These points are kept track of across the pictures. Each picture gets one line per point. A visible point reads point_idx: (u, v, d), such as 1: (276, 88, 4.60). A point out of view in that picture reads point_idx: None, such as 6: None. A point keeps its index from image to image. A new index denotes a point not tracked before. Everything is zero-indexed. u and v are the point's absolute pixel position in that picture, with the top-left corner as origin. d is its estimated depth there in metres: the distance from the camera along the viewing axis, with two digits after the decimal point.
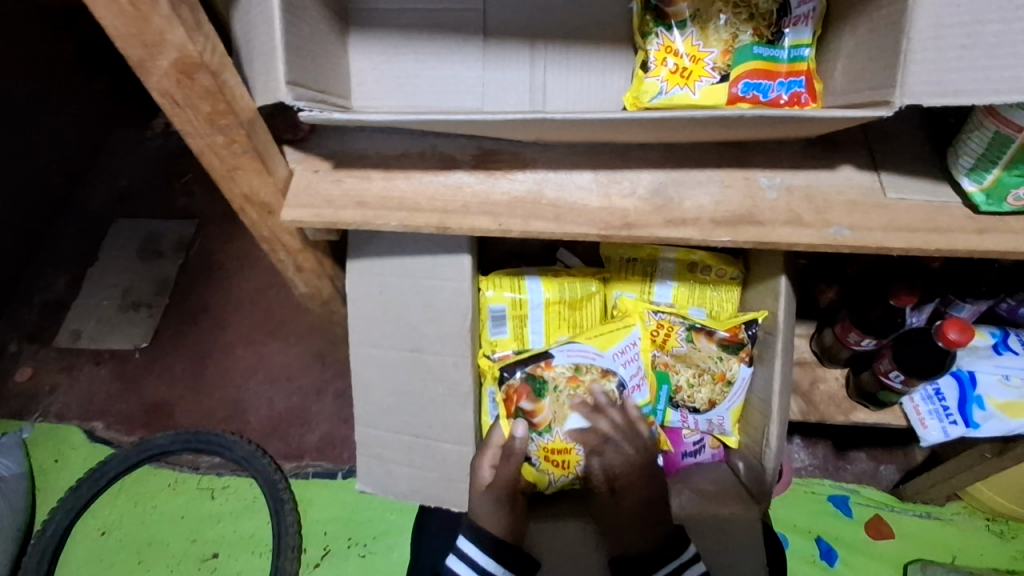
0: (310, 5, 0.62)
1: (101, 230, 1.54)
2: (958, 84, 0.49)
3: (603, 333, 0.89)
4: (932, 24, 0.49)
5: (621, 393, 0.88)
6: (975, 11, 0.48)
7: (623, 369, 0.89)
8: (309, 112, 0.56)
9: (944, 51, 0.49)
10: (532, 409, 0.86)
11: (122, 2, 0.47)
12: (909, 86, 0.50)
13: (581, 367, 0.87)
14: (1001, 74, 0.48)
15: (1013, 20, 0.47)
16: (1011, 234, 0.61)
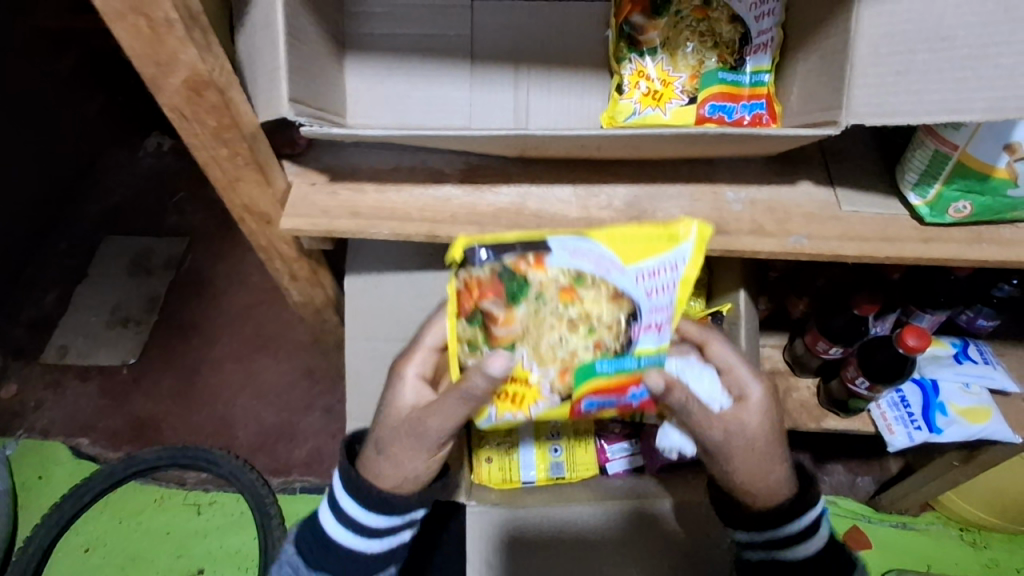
0: (310, 30, 0.67)
1: (91, 247, 1.56)
2: (896, 106, 0.55)
3: (638, 243, 0.61)
4: (870, 52, 0.55)
5: (631, 329, 0.59)
6: (907, 42, 0.54)
7: (647, 298, 0.60)
8: (309, 126, 0.61)
9: (882, 77, 0.55)
10: (500, 316, 0.59)
11: (140, 26, 0.52)
12: (853, 108, 0.56)
13: (585, 276, 0.59)
14: (931, 97, 0.54)
15: (939, 50, 0.53)
16: (955, 245, 0.66)
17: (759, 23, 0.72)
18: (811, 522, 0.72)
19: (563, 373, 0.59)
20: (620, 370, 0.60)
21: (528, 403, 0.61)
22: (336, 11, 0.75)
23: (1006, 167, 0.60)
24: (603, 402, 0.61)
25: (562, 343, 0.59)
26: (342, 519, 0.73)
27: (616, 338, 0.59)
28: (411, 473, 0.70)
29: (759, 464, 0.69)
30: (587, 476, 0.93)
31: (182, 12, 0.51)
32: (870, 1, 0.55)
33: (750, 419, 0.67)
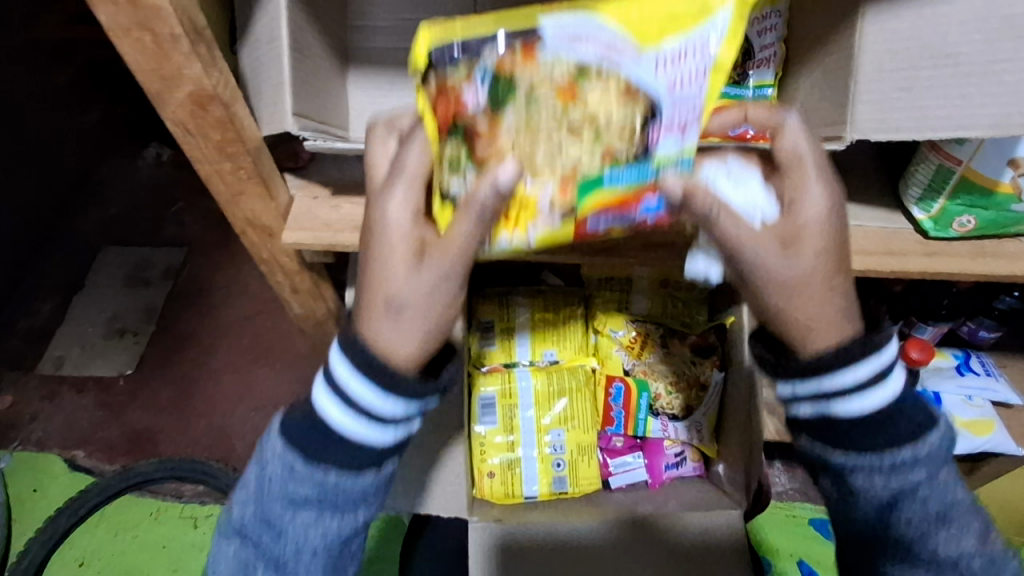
0: (314, 44, 0.68)
1: (88, 257, 1.55)
2: (900, 122, 0.55)
3: (654, 19, 0.47)
4: (874, 68, 0.55)
5: (647, 129, 0.48)
6: (911, 59, 0.54)
7: (669, 91, 0.47)
8: (314, 141, 0.62)
9: (886, 93, 0.55)
10: (483, 125, 0.48)
11: (145, 40, 0.51)
12: (858, 123, 0.56)
13: (587, 69, 0.47)
14: (935, 113, 0.55)
15: (942, 66, 0.54)
16: (959, 258, 0.66)
17: (761, 38, 0.71)
18: (884, 366, 0.53)
19: (566, 187, 0.48)
20: (635, 178, 0.49)
21: (527, 223, 0.49)
22: (339, 24, 0.75)
23: (1009, 182, 0.61)
24: (616, 221, 0.50)
25: (562, 150, 0.48)
26: (330, 387, 0.53)
27: (628, 145, 0.48)
28: (408, 338, 0.50)
29: (818, 278, 0.51)
30: (589, 490, 0.91)
31: (188, 27, 0.51)
32: (873, 18, 0.55)
33: (801, 214, 0.51)
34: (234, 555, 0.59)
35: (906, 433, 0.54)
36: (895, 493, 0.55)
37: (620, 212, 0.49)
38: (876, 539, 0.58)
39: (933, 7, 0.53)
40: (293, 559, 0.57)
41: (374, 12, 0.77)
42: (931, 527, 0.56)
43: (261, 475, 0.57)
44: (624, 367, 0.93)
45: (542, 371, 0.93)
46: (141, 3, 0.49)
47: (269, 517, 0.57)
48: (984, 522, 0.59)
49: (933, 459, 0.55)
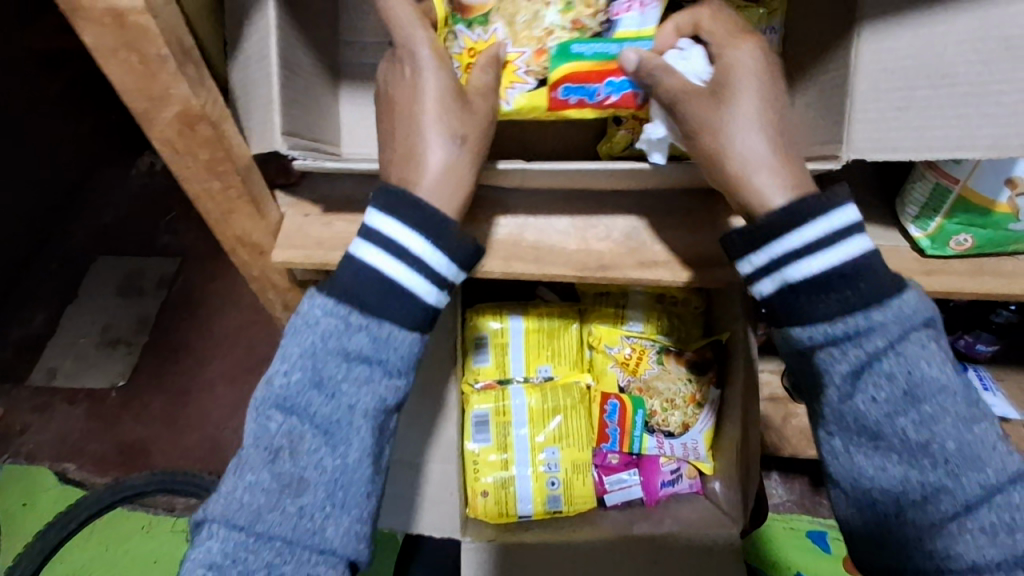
0: (304, 60, 0.67)
1: (80, 267, 1.54)
2: (897, 141, 0.56)
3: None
4: (870, 87, 0.57)
5: (608, 6, 0.63)
6: (907, 79, 0.56)
7: None
8: (303, 160, 0.61)
9: (882, 112, 0.56)
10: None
11: (131, 61, 0.51)
12: (855, 142, 0.57)
13: None
14: (933, 133, 0.56)
15: (939, 87, 0.55)
16: (956, 277, 0.66)
17: None
18: (839, 223, 0.52)
19: (540, 55, 0.63)
20: (600, 54, 0.62)
21: (506, 85, 0.64)
22: (330, 40, 0.75)
23: (1007, 202, 0.62)
24: (580, 91, 0.63)
25: (539, 23, 0.63)
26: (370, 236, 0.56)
27: (594, 17, 0.63)
28: (428, 174, 0.57)
29: (774, 127, 0.56)
30: (583, 508, 0.91)
31: (175, 47, 0.51)
32: (869, 38, 0.56)
33: (742, 90, 0.56)
34: (272, 432, 0.54)
35: (872, 294, 0.52)
36: (863, 363, 0.52)
37: (585, 78, 0.63)
38: (849, 424, 0.54)
39: (928, 28, 0.55)
40: (343, 424, 0.54)
41: (366, 28, 0.77)
42: (905, 404, 0.52)
43: (306, 337, 0.54)
44: (618, 384, 0.92)
45: (537, 388, 0.92)
46: (128, 24, 0.48)
47: (321, 378, 0.54)
48: (981, 404, 0.54)
49: (906, 324, 0.52)
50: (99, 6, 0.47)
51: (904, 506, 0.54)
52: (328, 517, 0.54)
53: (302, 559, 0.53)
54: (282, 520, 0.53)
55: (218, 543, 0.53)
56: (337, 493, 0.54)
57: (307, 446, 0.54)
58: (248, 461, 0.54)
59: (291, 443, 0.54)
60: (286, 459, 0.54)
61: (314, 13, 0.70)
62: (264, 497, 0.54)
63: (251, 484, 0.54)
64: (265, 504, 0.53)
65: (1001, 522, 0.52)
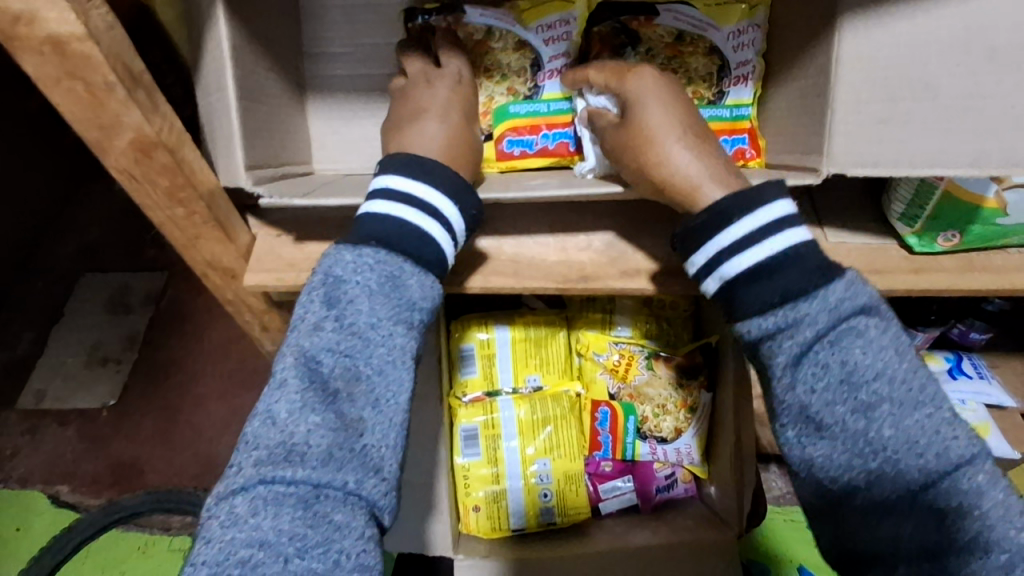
0: (266, 79, 0.65)
1: (66, 286, 1.51)
2: (875, 157, 0.55)
3: (528, 6, 0.70)
4: (852, 99, 0.55)
5: (535, 75, 0.72)
6: (890, 89, 0.54)
7: (546, 48, 0.71)
8: (268, 197, 0.57)
9: (865, 124, 0.55)
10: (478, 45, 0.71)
11: (77, 90, 0.48)
12: (835, 156, 0.56)
13: (494, 31, 0.71)
14: (914, 146, 0.55)
15: (921, 99, 0.54)
16: (945, 275, 0.64)
17: (736, 54, 0.70)
18: (766, 219, 0.54)
19: (485, 116, 0.72)
20: (533, 113, 0.71)
21: None
22: (294, 55, 0.73)
23: (994, 197, 0.61)
24: (521, 142, 0.71)
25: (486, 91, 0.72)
26: (367, 205, 0.56)
27: (525, 83, 0.72)
28: (441, 144, 0.60)
29: (696, 135, 0.58)
30: (578, 517, 0.90)
31: (123, 74, 0.48)
32: (852, 44, 0.54)
33: (652, 112, 0.58)
34: (325, 374, 0.50)
35: (799, 283, 0.52)
36: (799, 353, 0.52)
37: (524, 130, 0.71)
38: (791, 414, 0.53)
39: (911, 37, 0.53)
40: (397, 366, 0.52)
41: (332, 39, 0.75)
42: (842, 392, 0.51)
43: (357, 286, 0.52)
44: (608, 391, 0.90)
45: (525, 399, 0.90)
46: (70, 52, 0.46)
47: (375, 318, 0.52)
48: (928, 384, 0.52)
49: (836, 312, 0.51)
50: (38, 35, 0.45)
51: (854, 496, 0.52)
52: (382, 464, 0.51)
53: (358, 528, 0.48)
54: (346, 468, 0.49)
55: (268, 519, 0.46)
56: (392, 435, 0.51)
57: (364, 389, 0.51)
58: (304, 406, 0.50)
59: (347, 385, 0.51)
60: (344, 404, 0.50)
61: (276, 30, 0.68)
62: (328, 445, 0.49)
63: (313, 429, 0.49)
64: (331, 450, 0.49)
65: (952, 506, 0.50)
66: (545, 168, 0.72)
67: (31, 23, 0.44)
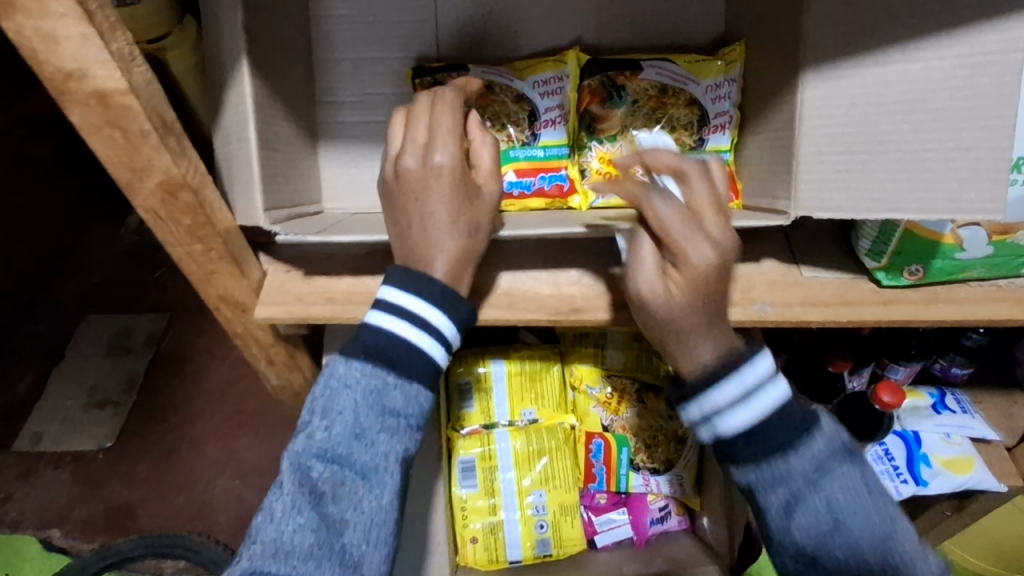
0: (282, 125, 0.70)
1: (69, 329, 1.54)
2: (838, 201, 0.60)
3: (525, 62, 0.77)
4: (813, 149, 0.61)
5: (531, 124, 0.78)
6: (846, 142, 0.59)
7: (541, 101, 0.77)
8: (285, 234, 0.62)
9: (824, 174, 0.61)
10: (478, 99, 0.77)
11: (115, 137, 0.54)
12: (801, 200, 0.62)
13: (494, 85, 0.77)
14: (871, 194, 0.59)
15: (875, 151, 0.58)
16: (912, 306, 0.68)
17: (714, 104, 0.76)
18: (752, 384, 0.59)
19: None
20: (531, 158, 0.77)
21: None
22: (308, 104, 0.79)
23: (952, 234, 0.64)
24: (521, 184, 0.77)
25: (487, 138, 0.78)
26: (394, 316, 0.59)
27: (522, 132, 0.78)
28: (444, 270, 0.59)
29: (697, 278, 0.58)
30: (573, 550, 0.92)
31: (156, 123, 0.54)
32: (813, 105, 0.61)
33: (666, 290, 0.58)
34: (314, 478, 0.58)
35: (784, 440, 0.60)
36: (790, 498, 0.60)
37: (522, 174, 0.77)
38: (790, 552, 0.62)
39: (863, 100, 0.58)
40: (382, 471, 0.58)
41: (341, 89, 0.81)
42: (829, 531, 0.60)
43: (346, 394, 0.58)
44: (602, 424, 0.93)
45: (521, 432, 0.92)
46: (112, 103, 0.51)
47: (362, 429, 0.58)
48: (888, 508, 0.62)
49: (814, 462, 0.61)
50: (85, 89, 0.50)
51: None
52: (362, 561, 0.58)
53: None
54: (324, 566, 0.56)
55: None
56: (372, 532, 0.58)
57: (347, 490, 0.58)
58: (291, 508, 0.57)
59: (332, 487, 0.58)
60: (328, 504, 0.57)
61: (292, 81, 0.74)
62: (309, 544, 0.56)
63: (297, 529, 0.57)
64: (312, 548, 0.56)
65: None
66: (542, 208, 0.78)
67: (81, 79, 0.50)
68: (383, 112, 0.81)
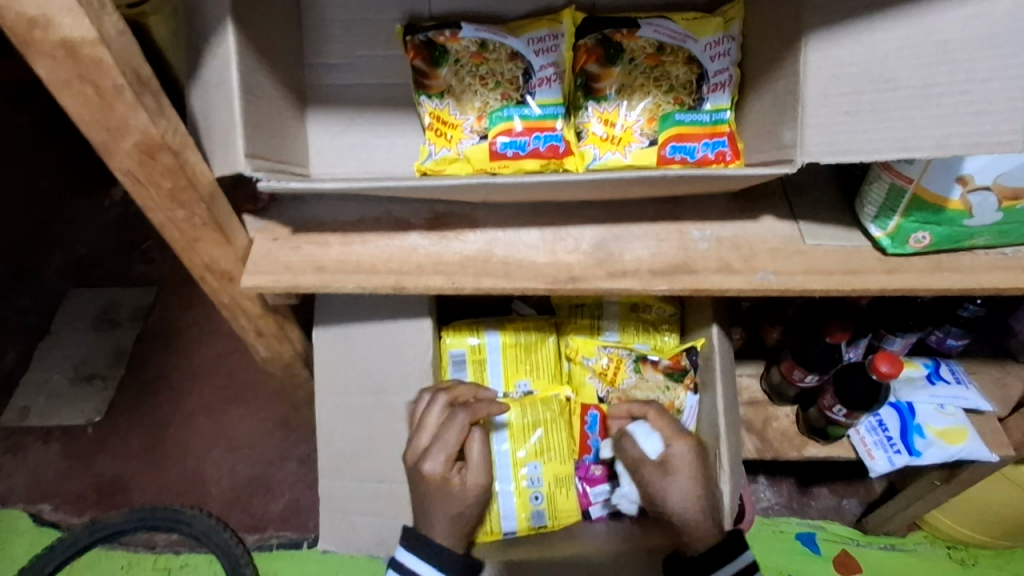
0: (268, 84, 0.67)
1: (54, 302, 1.51)
2: (847, 144, 0.56)
3: (519, 21, 0.75)
4: (819, 93, 0.57)
5: (526, 83, 0.75)
6: (853, 82, 0.55)
7: (536, 58, 0.74)
8: (266, 181, 0.59)
9: (832, 117, 0.56)
10: (471, 57, 0.75)
11: (87, 92, 0.50)
12: (807, 147, 0.57)
13: (488, 43, 0.75)
14: (881, 135, 0.55)
15: (884, 90, 0.55)
16: (918, 275, 0.67)
17: (714, 62, 0.73)
18: None
19: (480, 120, 0.75)
20: (525, 118, 0.74)
21: (460, 135, 0.75)
22: (296, 64, 0.75)
23: (959, 198, 0.61)
24: (515, 144, 0.73)
25: (481, 97, 0.75)
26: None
27: (518, 90, 0.75)
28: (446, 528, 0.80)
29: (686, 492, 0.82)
30: (567, 522, 0.91)
31: (132, 78, 0.51)
32: (816, 45, 0.56)
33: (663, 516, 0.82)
34: None
35: None
36: None
37: (516, 134, 0.74)
38: None
39: (870, 34, 0.54)
40: None
41: (331, 49, 0.77)
42: None
43: None
44: (597, 395, 0.93)
45: (516, 403, 0.91)
46: (81, 55, 0.48)
47: None
48: None
49: None
50: (51, 39, 0.47)
51: None
52: None
53: None
54: None
55: None
56: None
57: None
58: None
59: None
60: None
61: (278, 40, 0.70)
62: None
63: None
64: None
65: None
66: (538, 170, 0.73)
67: (45, 27, 0.46)
68: (375, 74, 0.78)
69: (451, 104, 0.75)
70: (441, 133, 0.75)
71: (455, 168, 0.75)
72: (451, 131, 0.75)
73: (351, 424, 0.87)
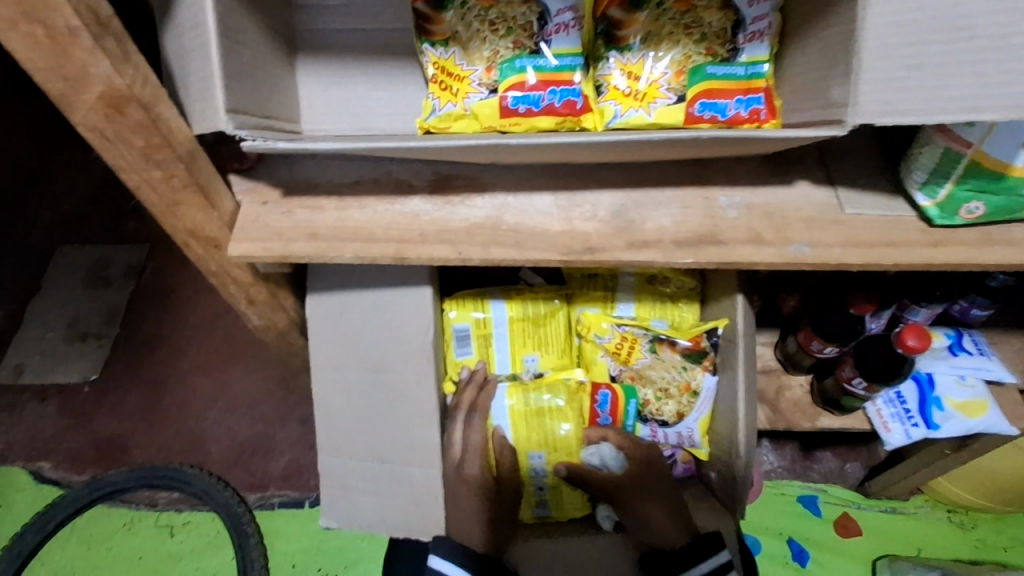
0: (251, 27, 0.59)
1: (43, 259, 1.45)
2: (907, 104, 0.49)
3: None
4: (880, 43, 0.49)
5: (541, 29, 0.67)
6: (919, 31, 0.48)
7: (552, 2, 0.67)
8: (252, 141, 0.53)
9: (892, 71, 0.49)
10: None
11: (37, 34, 0.44)
12: (861, 105, 0.50)
13: None
14: (948, 92, 0.49)
15: (956, 40, 0.47)
16: (964, 248, 0.61)
17: (752, 8, 0.66)
18: None
19: (490, 71, 0.68)
20: (538, 69, 0.67)
21: (467, 89, 0.68)
22: (283, 6, 0.67)
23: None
24: (527, 99, 0.66)
25: (491, 45, 0.68)
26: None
27: (531, 37, 0.67)
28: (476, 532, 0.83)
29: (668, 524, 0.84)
30: (573, 512, 0.90)
31: (87, 18, 0.44)
32: None
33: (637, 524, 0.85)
34: None
35: None
36: None
37: (527, 87, 0.66)
38: None
39: None
40: None
41: None
42: None
43: None
44: (609, 373, 0.88)
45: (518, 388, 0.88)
46: None
47: None
48: None
49: None
50: None
51: None
52: None
53: None
54: None
55: None
56: None
57: None
58: None
59: None
60: None
61: None
62: None
63: None
64: None
65: None
66: (551, 128, 0.67)
67: None
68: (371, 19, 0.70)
69: (457, 53, 0.68)
70: (446, 86, 0.68)
71: (462, 127, 0.68)
72: (457, 84, 0.68)
73: (351, 399, 0.82)
